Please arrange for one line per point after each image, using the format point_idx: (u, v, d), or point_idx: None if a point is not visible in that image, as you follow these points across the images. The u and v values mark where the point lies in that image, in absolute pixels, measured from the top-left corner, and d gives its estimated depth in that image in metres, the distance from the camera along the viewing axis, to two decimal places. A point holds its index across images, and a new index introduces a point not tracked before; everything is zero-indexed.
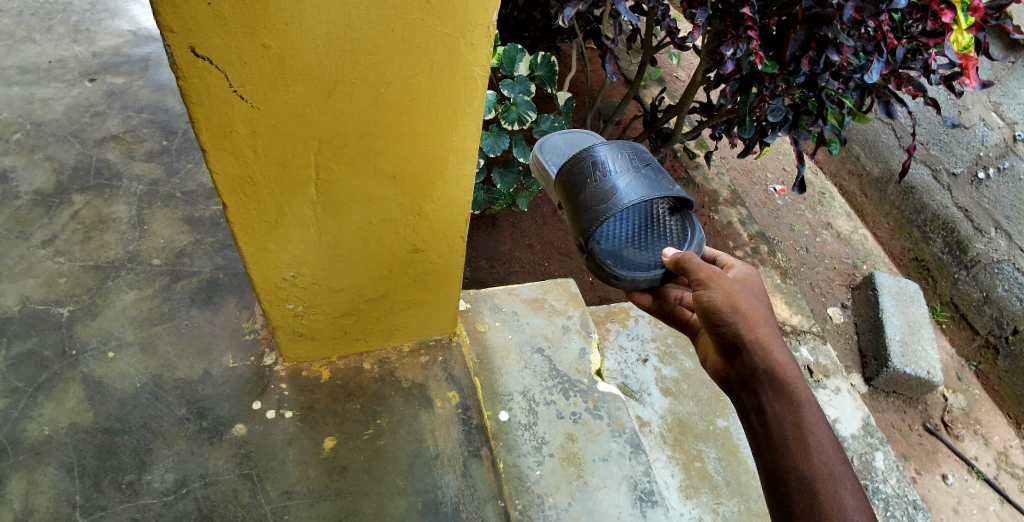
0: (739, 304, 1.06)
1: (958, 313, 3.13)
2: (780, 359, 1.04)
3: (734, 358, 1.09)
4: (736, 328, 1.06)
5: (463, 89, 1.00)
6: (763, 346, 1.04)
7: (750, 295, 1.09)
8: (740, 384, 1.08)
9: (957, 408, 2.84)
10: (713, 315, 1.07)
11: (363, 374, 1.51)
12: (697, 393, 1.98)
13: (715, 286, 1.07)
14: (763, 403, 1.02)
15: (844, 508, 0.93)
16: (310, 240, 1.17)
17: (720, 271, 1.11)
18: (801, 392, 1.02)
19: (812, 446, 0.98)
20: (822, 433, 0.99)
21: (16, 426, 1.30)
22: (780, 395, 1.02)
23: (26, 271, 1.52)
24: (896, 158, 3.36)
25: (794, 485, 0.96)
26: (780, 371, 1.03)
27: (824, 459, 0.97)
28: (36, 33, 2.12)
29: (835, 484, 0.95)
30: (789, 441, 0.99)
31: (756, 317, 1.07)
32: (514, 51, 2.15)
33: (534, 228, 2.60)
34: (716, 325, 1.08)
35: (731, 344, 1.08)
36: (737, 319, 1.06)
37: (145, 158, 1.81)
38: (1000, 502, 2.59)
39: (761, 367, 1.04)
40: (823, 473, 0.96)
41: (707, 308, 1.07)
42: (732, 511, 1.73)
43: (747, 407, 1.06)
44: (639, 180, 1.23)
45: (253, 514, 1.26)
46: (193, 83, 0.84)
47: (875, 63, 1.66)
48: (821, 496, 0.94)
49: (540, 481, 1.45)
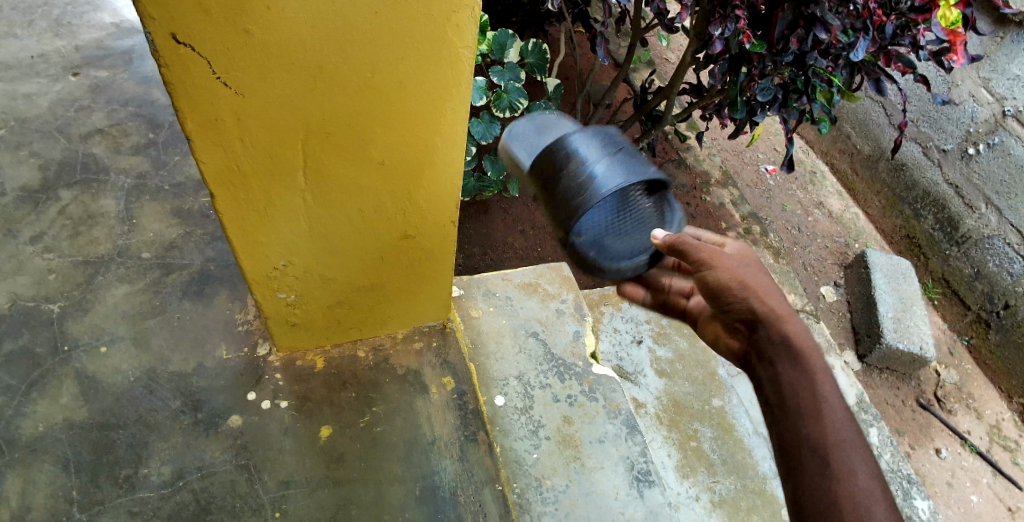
0: (747, 280, 1.05)
1: (949, 289, 3.17)
2: (794, 329, 1.03)
3: (749, 333, 1.08)
4: (749, 304, 1.05)
5: (448, 74, 0.99)
6: (777, 319, 1.04)
7: (757, 269, 1.08)
8: (756, 357, 1.07)
9: (949, 383, 2.87)
10: (723, 294, 1.05)
11: (357, 362, 1.51)
12: (692, 373, 1.99)
13: (718, 266, 1.04)
14: (780, 375, 1.03)
15: (855, 474, 0.94)
16: (300, 228, 1.16)
17: (720, 248, 1.07)
18: (815, 364, 1.02)
19: (825, 415, 0.98)
20: (835, 403, 0.99)
21: (11, 423, 1.30)
22: (796, 367, 1.02)
23: (15, 268, 1.51)
24: (886, 136, 3.36)
25: (806, 452, 0.97)
26: (795, 343, 1.03)
27: (835, 427, 0.97)
28: (17, 29, 2.09)
29: (846, 451, 0.95)
30: (802, 410, 1.00)
31: (765, 290, 1.05)
32: (504, 37, 2.10)
33: (527, 215, 2.60)
34: (727, 303, 1.07)
35: (746, 320, 1.06)
36: (747, 294, 1.05)
37: (131, 152, 1.79)
38: (992, 475, 2.62)
39: (777, 339, 1.03)
40: (834, 440, 0.96)
41: (716, 287, 1.05)
42: (728, 489, 1.75)
43: (761, 378, 1.06)
44: (615, 165, 1.15)
45: (251, 505, 1.27)
46: (176, 72, 0.83)
47: (862, 41, 1.68)
48: (832, 461, 0.95)
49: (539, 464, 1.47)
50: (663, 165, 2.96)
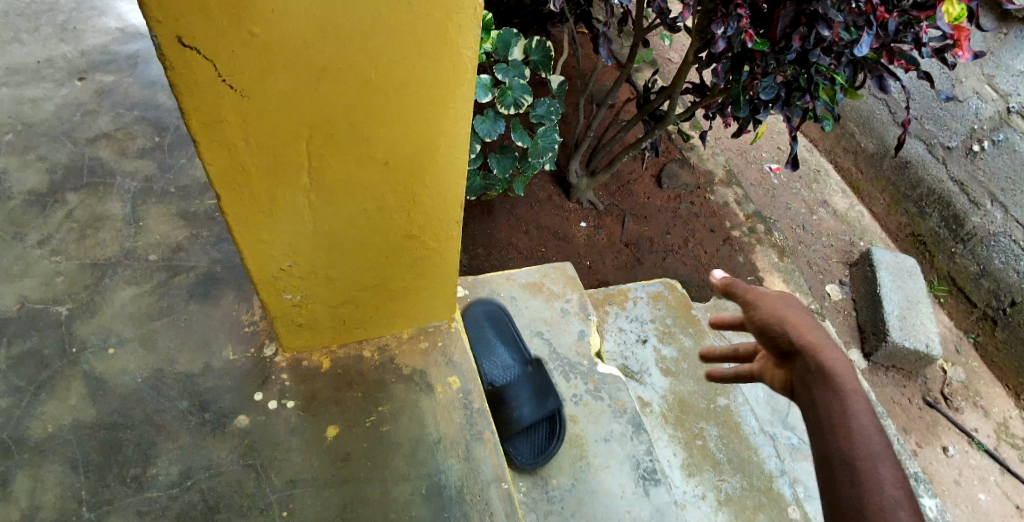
0: (786, 315, 1.14)
1: (955, 287, 3.15)
2: (830, 357, 1.07)
3: (791, 368, 1.12)
4: (789, 338, 1.11)
5: (451, 72, 1.00)
6: (813, 349, 1.09)
7: (797, 308, 1.16)
8: (797, 387, 1.10)
9: (956, 381, 2.85)
10: (766, 331, 1.14)
11: (363, 362, 1.51)
12: (697, 372, 1.99)
13: (761, 305, 1.16)
14: (815, 397, 1.05)
15: (882, 483, 0.95)
16: (304, 228, 1.17)
17: (763, 291, 1.19)
18: (847, 385, 1.04)
19: (854, 428, 1.01)
20: (865, 419, 1.01)
21: (20, 424, 1.31)
22: (828, 388, 1.04)
23: (23, 271, 1.52)
24: (890, 134, 3.35)
25: (837, 464, 0.99)
26: (830, 368, 1.06)
27: (864, 440, 1.00)
28: (23, 34, 2.10)
29: (874, 462, 0.97)
30: (835, 426, 1.02)
31: (804, 325, 1.13)
32: (509, 35, 2.11)
33: (530, 214, 2.63)
34: (772, 341, 1.14)
35: (789, 356, 1.12)
36: (786, 328, 1.12)
37: (137, 155, 1.80)
38: (1000, 473, 2.61)
39: (812, 366, 1.07)
40: (862, 452, 0.98)
41: (760, 324, 1.15)
42: (734, 488, 1.75)
43: (801, 406, 1.09)
44: None
45: (259, 504, 1.27)
46: (180, 74, 0.84)
47: (865, 37, 1.66)
48: (859, 471, 0.97)
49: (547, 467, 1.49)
50: (667, 164, 2.96)
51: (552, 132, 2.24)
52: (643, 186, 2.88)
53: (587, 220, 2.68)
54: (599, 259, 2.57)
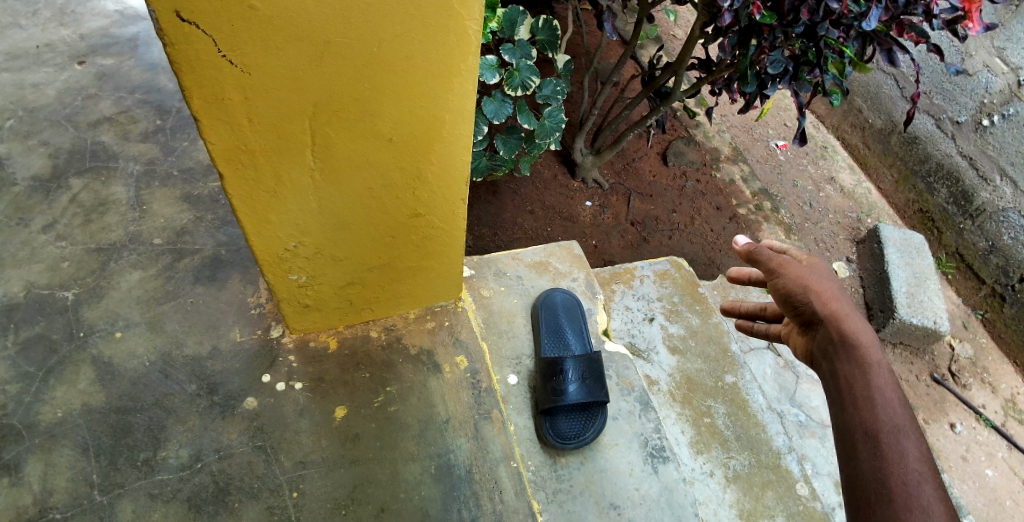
0: (811, 284, 1.13)
1: (964, 263, 3.12)
2: (854, 328, 1.07)
3: (815, 336, 1.13)
4: (812, 305, 1.12)
5: (456, 48, 0.98)
6: (837, 319, 1.09)
7: (823, 275, 1.15)
8: (821, 357, 1.10)
9: (964, 358, 2.84)
10: (789, 298, 1.14)
11: (371, 342, 1.51)
12: (705, 350, 1.98)
13: (787, 272, 1.15)
14: (837, 370, 1.06)
15: (905, 456, 0.95)
16: (311, 207, 1.16)
17: (790, 257, 1.18)
18: (870, 357, 1.04)
19: (877, 401, 1.00)
20: (888, 393, 1.01)
21: (30, 409, 1.31)
22: (850, 360, 1.05)
23: (28, 256, 1.51)
24: (898, 109, 3.31)
25: (859, 437, 0.99)
26: (854, 341, 1.06)
27: (887, 412, 0.99)
28: (22, 19, 2.07)
29: (897, 435, 0.97)
30: (859, 398, 1.01)
31: (828, 294, 1.12)
32: (515, 13, 2.04)
33: (536, 194, 2.61)
34: (795, 307, 1.14)
35: (811, 324, 1.12)
36: (810, 298, 1.12)
37: (140, 139, 1.79)
38: (1008, 449, 2.61)
39: (836, 338, 1.08)
40: (886, 425, 0.98)
41: (783, 292, 1.15)
42: (743, 465, 1.75)
43: (825, 376, 1.09)
44: (560, 379, 1.52)
45: (269, 485, 1.28)
46: (181, 50, 0.82)
47: (874, 9, 1.61)
48: (882, 444, 0.96)
49: (567, 430, 1.47)
50: (673, 141, 2.94)
51: (559, 113, 2.21)
52: (650, 163, 2.86)
53: (593, 199, 2.67)
54: (605, 238, 2.55)
